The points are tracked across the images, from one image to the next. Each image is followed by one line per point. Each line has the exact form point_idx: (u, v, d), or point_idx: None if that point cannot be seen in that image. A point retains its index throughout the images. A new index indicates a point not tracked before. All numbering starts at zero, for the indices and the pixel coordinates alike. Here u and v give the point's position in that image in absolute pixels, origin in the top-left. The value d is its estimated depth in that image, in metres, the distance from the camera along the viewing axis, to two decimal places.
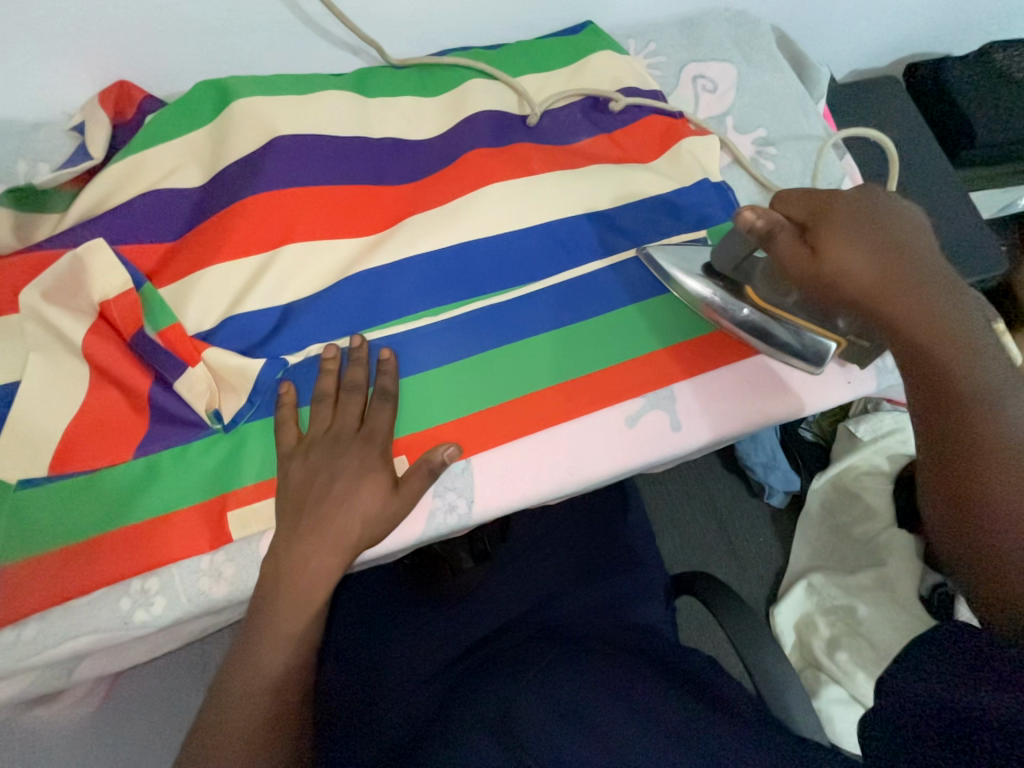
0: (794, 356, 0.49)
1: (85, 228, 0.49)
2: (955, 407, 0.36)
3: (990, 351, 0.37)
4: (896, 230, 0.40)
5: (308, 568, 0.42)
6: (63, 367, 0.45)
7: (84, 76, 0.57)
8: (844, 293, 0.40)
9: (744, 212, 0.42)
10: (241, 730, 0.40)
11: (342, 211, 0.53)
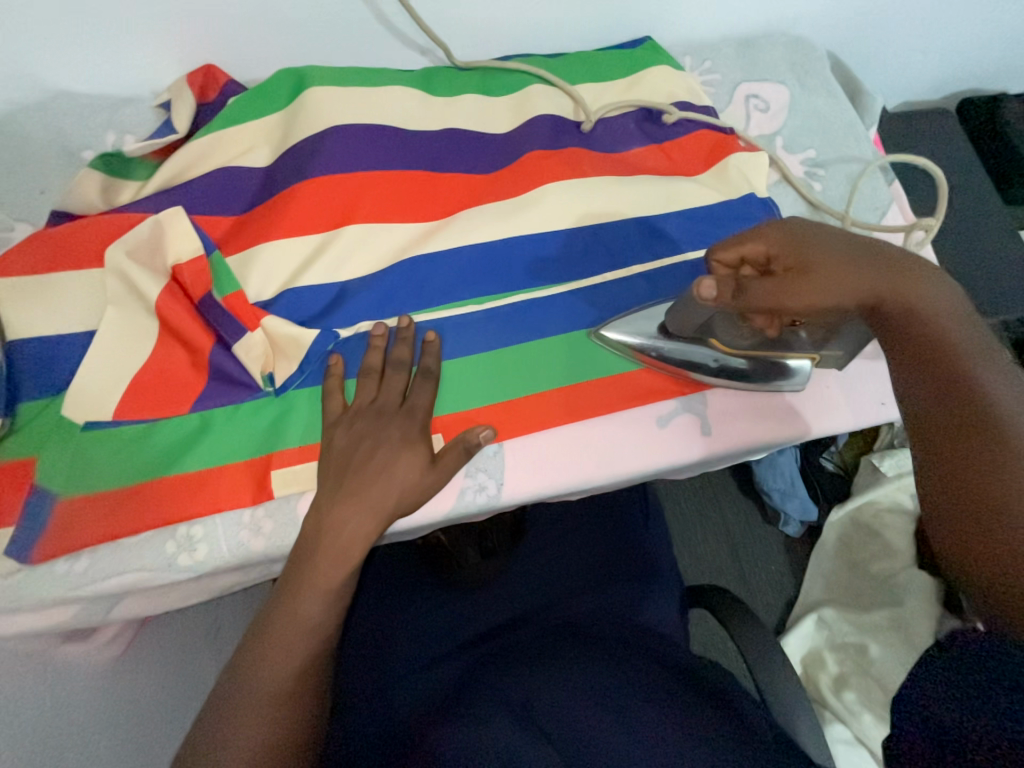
0: (781, 381, 0.54)
1: (165, 197, 0.53)
2: (953, 389, 0.39)
3: (964, 332, 0.41)
4: (851, 240, 0.45)
5: (347, 528, 0.44)
6: (135, 322, 0.49)
7: (175, 57, 0.61)
8: (832, 305, 0.44)
9: (704, 282, 0.44)
10: (275, 676, 0.41)
11: (400, 198, 0.56)
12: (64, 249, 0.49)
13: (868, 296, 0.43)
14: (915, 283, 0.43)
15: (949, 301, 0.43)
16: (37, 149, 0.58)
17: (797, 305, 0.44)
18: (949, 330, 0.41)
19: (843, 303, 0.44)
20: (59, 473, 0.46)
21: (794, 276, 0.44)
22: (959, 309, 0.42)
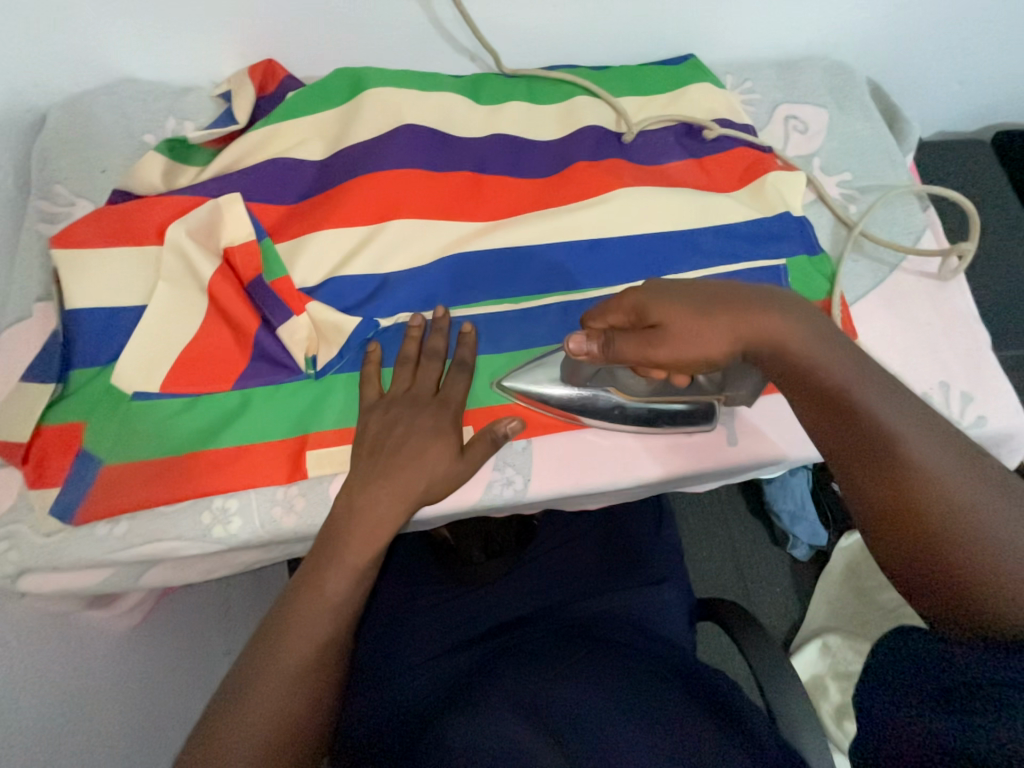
0: (689, 422, 0.53)
1: (222, 182, 0.55)
2: (843, 411, 0.41)
3: (837, 351, 0.42)
4: (709, 285, 0.45)
5: (376, 508, 0.46)
6: (187, 300, 0.51)
7: (237, 51, 0.63)
8: (705, 354, 0.43)
9: (572, 342, 0.47)
10: (297, 652, 0.42)
11: (445, 198, 0.58)
12: (125, 225, 0.51)
13: (739, 340, 0.43)
14: (775, 311, 0.43)
15: (807, 320, 0.43)
16: (102, 131, 0.60)
17: (670, 357, 0.44)
18: (817, 349, 0.42)
19: (715, 351, 0.43)
20: (105, 438, 0.47)
21: (656, 330, 0.44)
22: (820, 326, 0.43)
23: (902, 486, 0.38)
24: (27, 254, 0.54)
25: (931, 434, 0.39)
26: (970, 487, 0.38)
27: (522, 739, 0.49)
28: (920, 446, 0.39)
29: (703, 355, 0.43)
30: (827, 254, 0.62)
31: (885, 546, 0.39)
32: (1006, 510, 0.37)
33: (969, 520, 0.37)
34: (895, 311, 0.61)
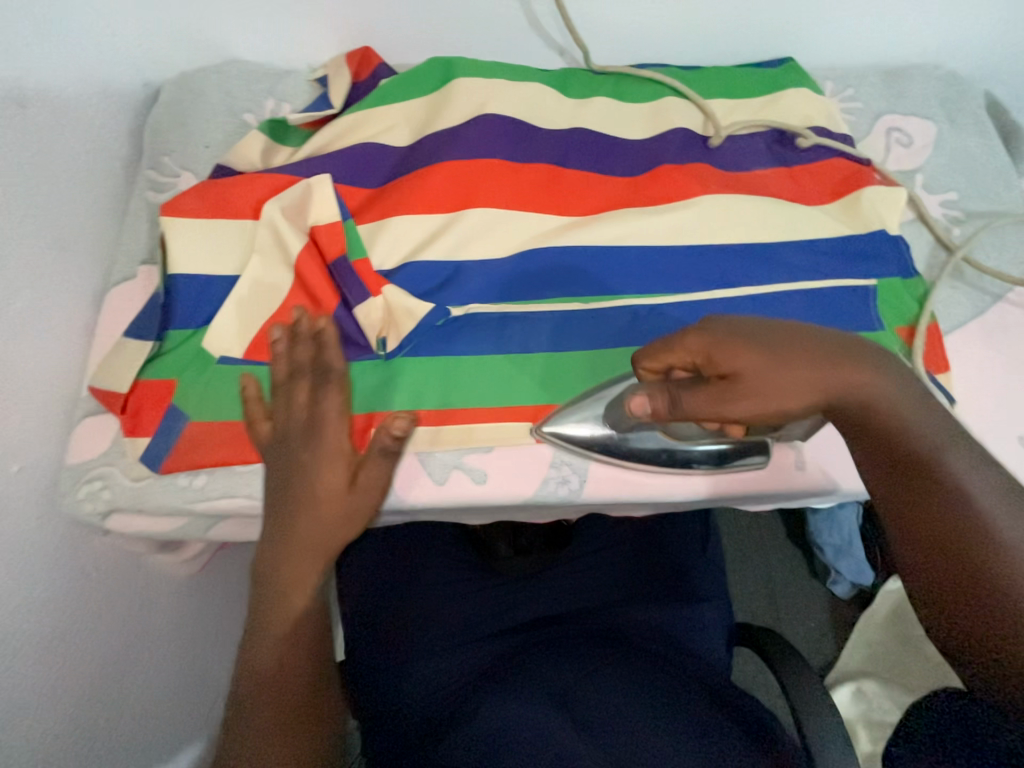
0: (741, 462, 0.52)
1: (314, 162, 0.58)
2: (923, 474, 0.40)
3: (917, 408, 0.42)
4: (786, 331, 0.43)
5: (285, 560, 0.48)
6: (275, 273, 0.53)
7: (337, 37, 0.66)
8: (782, 408, 0.42)
9: (637, 403, 0.46)
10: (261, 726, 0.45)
11: (525, 192, 0.58)
12: (225, 198, 0.54)
13: (820, 391, 0.41)
14: (851, 364, 0.42)
15: (882, 370, 0.42)
16: (209, 109, 0.64)
17: (744, 410, 0.42)
18: (893, 397, 0.42)
19: (792, 404, 0.42)
20: (193, 397, 0.51)
21: (728, 381, 0.42)
22: (901, 376, 0.43)
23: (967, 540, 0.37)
24: (137, 221, 0.59)
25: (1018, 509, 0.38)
26: None
27: (554, 727, 0.54)
28: (991, 504, 0.38)
29: (779, 410, 0.42)
30: (921, 278, 0.58)
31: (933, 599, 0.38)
32: None
33: None
34: (993, 345, 0.56)
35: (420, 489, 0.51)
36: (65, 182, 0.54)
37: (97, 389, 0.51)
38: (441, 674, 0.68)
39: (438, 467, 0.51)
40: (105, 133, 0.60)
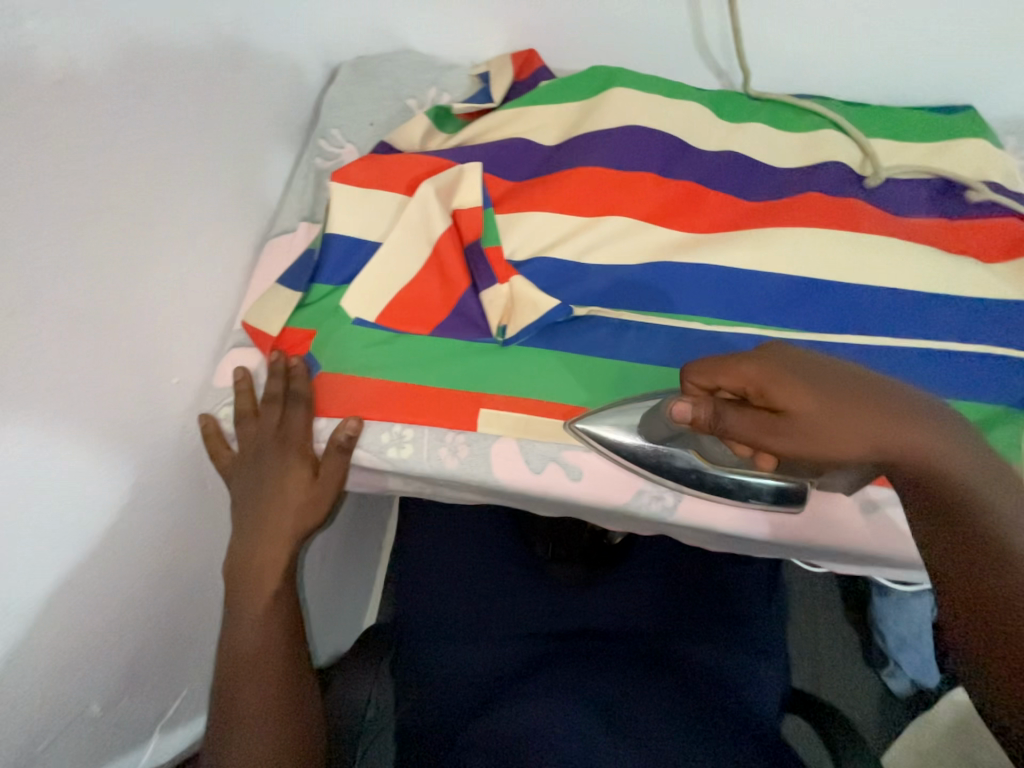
0: (776, 503, 0.50)
1: (468, 151, 0.61)
2: (975, 533, 0.36)
3: (975, 468, 0.38)
4: (846, 375, 0.42)
5: (254, 554, 0.53)
6: (415, 247, 0.57)
7: (504, 37, 0.69)
8: (831, 453, 0.41)
9: (680, 408, 0.44)
10: (249, 702, 0.48)
11: (663, 207, 0.59)
12: (385, 172, 0.58)
13: (873, 440, 0.40)
14: (912, 420, 0.40)
15: (958, 438, 0.40)
16: (378, 91, 0.70)
17: (790, 446, 0.42)
18: (968, 468, 0.38)
19: (845, 451, 0.41)
20: (329, 349, 0.56)
21: (779, 417, 0.42)
22: (976, 450, 0.39)
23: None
24: (303, 183, 0.65)
25: None
26: None
27: (594, 733, 0.54)
28: None
29: (828, 454, 0.41)
30: None
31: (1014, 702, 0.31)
32: None
33: None
34: None
35: (516, 474, 0.52)
36: (249, 140, 0.61)
37: (250, 325, 0.56)
38: (479, 659, 0.70)
39: (536, 456, 0.52)
40: (287, 102, 0.67)
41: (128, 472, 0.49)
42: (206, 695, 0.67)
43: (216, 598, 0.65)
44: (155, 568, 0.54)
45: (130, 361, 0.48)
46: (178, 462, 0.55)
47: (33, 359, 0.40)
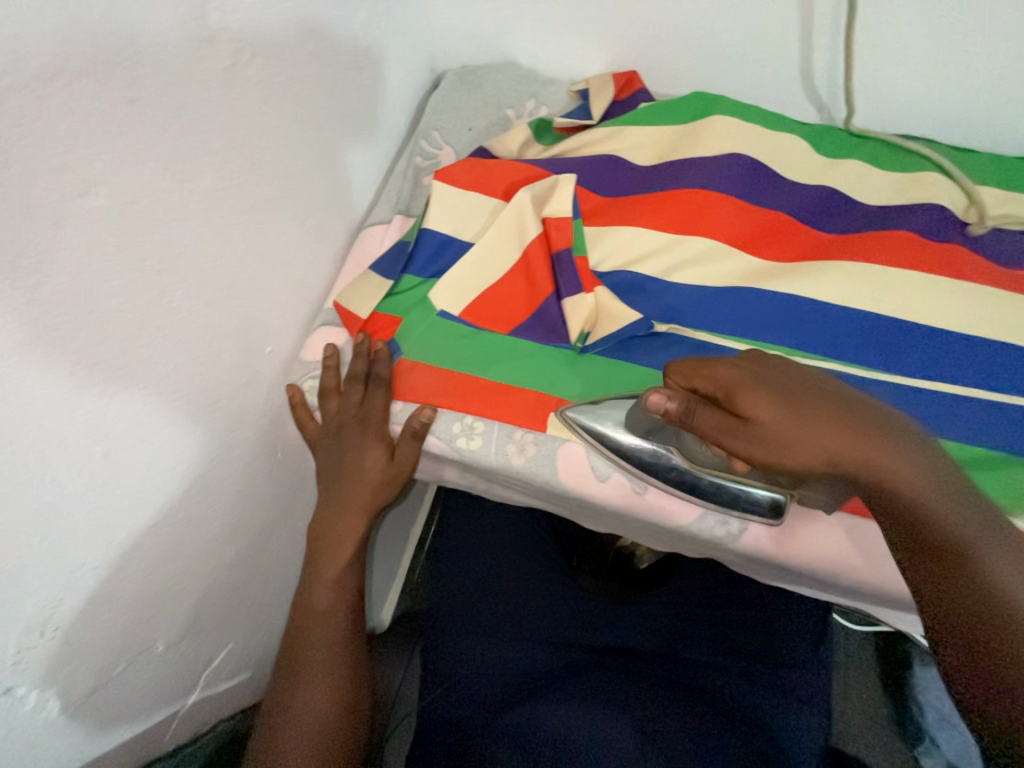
0: (750, 511, 0.49)
1: (564, 163, 0.63)
2: (935, 544, 0.37)
3: (930, 481, 0.39)
4: (809, 386, 0.43)
5: (334, 524, 0.57)
6: (504, 249, 0.59)
7: (607, 57, 0.71)
8: (796, 460, 0.42)
9: (656, 397, 0.43)
10: (316, 653, 0.53)
11: (752, 234, 0.59)
12: (484, 175, 0.61)
13: (831, 451, 0.41)
14: (868, 434, 0.41)
15: (913, 453, 0.40)
16: (479, 100, 0.73)
17: (749, 450, 0.42)
18: (919, 479, 0.39)
19: (802, 461, 0.41)
20: (413, 337, 0.58)
21: (742, 421, 0.42)
22: (936, 462, 0.40)
23: (993, 631, 0.34)
24: (402, 177, 0.69)
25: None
26: None
27: (628, 748, 0.55)
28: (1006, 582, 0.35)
29: (785, 461, 0.42)
30: None
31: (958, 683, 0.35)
32: None
33: None
34: None
35: (581, 480, 0.53)
36: (362, 134, 0.65)
37: (342, 306, 0.60)
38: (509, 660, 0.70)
39: (603, 464, 0.53)
40: (396, 103, 0.71)
41: (222, 427, 0.52)
42: (246, 656, 0.69)
43: (270, 561, 0.67)
44: (227, 520, 0.57)
45: (240, 326, 0.51)
46: (261, 424, 0.58)
47: (169, 314, 0.42)
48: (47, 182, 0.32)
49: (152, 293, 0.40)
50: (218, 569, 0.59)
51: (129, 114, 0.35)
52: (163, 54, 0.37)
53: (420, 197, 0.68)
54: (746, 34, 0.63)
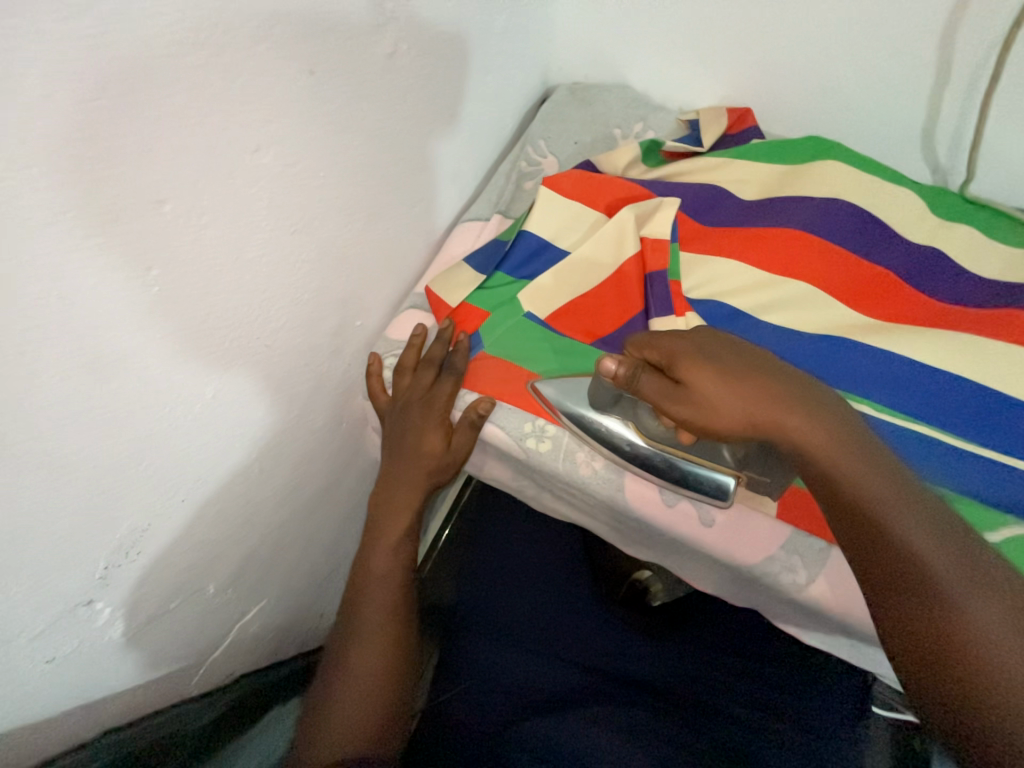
0: (697, 490, 0.49)
1: (668, 186, 0.64)
2: (846, 498, 0.38)
3: (845, 438, 0.40)
4: (739, 352, 0.45)
5: (393, 497, 0.58)
6: (597, 260, 0.60)
7: (723, 93, 0.72)
8: (731, 425, 0.42)
9: (606, 362, 0.47)
10: (375, 610, 0.56)
11: (854, 284, 0.58)
12: (590, 188, 0.62)
13: (756, 411, 0.42)
14: (785, 394, 0.42)
15: (827, 412, 0.41)
16: (588, 116, 0.75)
17: (681, 413, 0.44)
18: (834, 436, 0.40)
19: (729, 426, 0.42)
20: (497, 333, 0.59)
21: (678, 386, 0.44)
22: (847, 422, 0.41)
23: (901, 581, 0.34)
24: (504, 179, 0.71)
25: (940, 533, 0.35)
26: (981, 592, 0.32)
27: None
28: (914, 531, 0.35)
29: (711, 427, 0.43)
30: None
31: (882, 634, 0.35)
32: (1011, 621, 0.31)
33: (976, 634, 0.31)
34: None
35: (645, 502, 0.52)
36: (476, 132, 0.67)
37: (433, 292, 0.61)
38: (531, 674, 0.69)
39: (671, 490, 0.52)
40: (509, 108, 0.73)
41: (306, 390, 0.54)
42: (271, 617, 0.69)
43: (314, 526, 0.69)
44: (289, 480, 0.59)
45: (341, 295, 0.53)
46: (336, 393, 0.60)
47: (292, 275, 0.44)
48: (231, 135, 0.33)
49: (283, 253, 0.42)
50: (271, 527, 0.60)
51: (306, 85, 0.37)
52: (345, 33, 0.39)
53: (518, 201, 0.70)
54: (873, 87, 0.63)
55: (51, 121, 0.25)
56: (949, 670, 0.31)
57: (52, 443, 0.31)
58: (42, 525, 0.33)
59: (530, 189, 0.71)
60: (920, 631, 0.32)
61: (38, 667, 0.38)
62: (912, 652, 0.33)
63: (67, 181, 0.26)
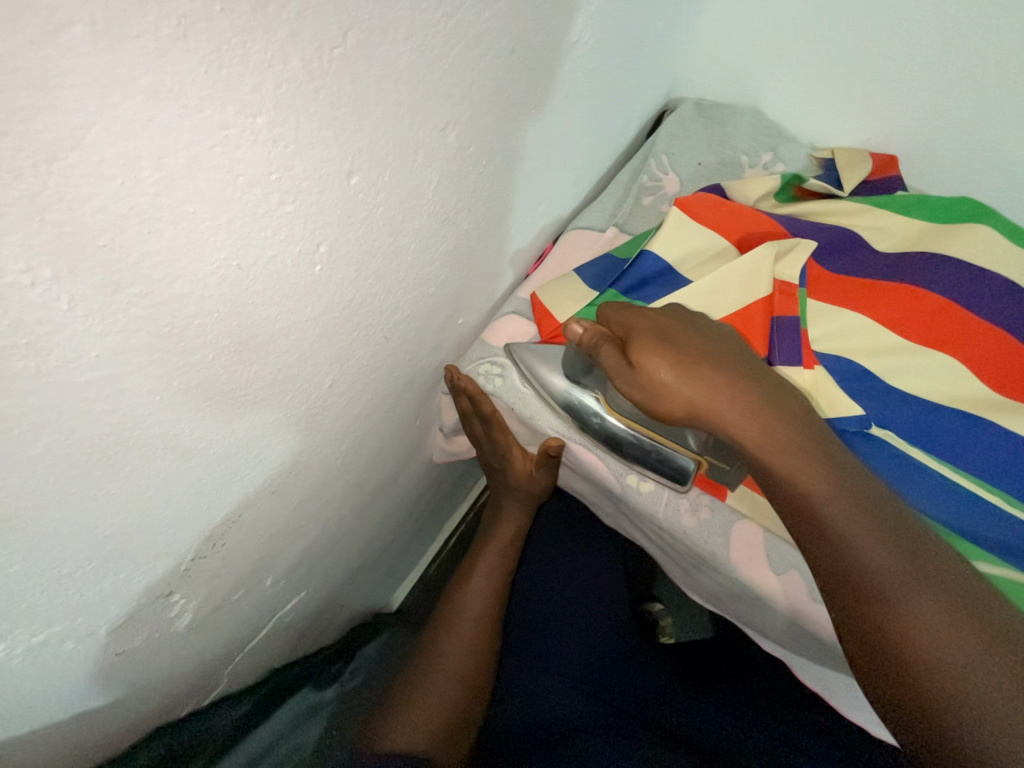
0: (659, 472, 0.50)
1: (804, 225, 0.60)
2: (789, 491, 0.40)
3: (791, 426, 0.41)
4: (696, 335, 0.45)
5: (506, 515, 0.67)
6: (722, 294, 0.55)
7: (865, 135, 0.68)
8: (692, 410, 0.43)
9: (570, 327, 0.44)
10: (472, 604, 0.62)
11: (999, 361, 0.51)
12: (722, 216, 0.58)
13: (709, 396, 0.42)
14: (735, 382, 0.43)
15: (774, 401, 0.43)
16: (715, 137, 0.71)
17: (631, 393, 0.45)
18: (778, 425, 0.41)
19: (685, 411, 0.43)
20: None
21: (634, 368, 0.44)
22: (793, 411, 0.42)
23: (838, 570, 0.36)
24: (623, 190, 0.67)
25: (878, 526, 0.37)
26: (915, 582, 0.34)
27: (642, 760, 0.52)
28: (849, 521, 0.37)
29: (666, 411, 0.44)
30: None
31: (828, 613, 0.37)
32: (941, 608, 0.33)
33: (916, 623, 0.33)
34: None
35: (751, 564, 0.49)
36: (605, 137, 0.64)
37: (540, 300, 0.57)
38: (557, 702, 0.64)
39: (778, 556, 0.48)
40: (636, 118, 0.70)
41: (400, 384, 0.50)
42: (306, 609, 0.65)
43: (367, 519, 0.65)
44: (361, 474, 0.55)
45: (458, 290, 0.49)
46: (423, 390, 0.56)
47: (431, 264, 0.40)
48: (429, 109, 0.29)
49: (431, 239, 0.38)
50: (333, 521, 0.56)
51: (503, 63, 0.34)
52: (546, 14, 0.36)
53: (635, 216, 0.66)
54: None
55: (289, 62, 0.20)
56: (898, 658, 0.33)
57: (187, 429, 0.27)
58: (153, 516, 0.29)
59: (648, 205, 0.67)
60: (860, 618, 0.35)
61: (107, 659, 0.35)
62: (858, 637, 0.34)
63: (286, 141, 0.22)
